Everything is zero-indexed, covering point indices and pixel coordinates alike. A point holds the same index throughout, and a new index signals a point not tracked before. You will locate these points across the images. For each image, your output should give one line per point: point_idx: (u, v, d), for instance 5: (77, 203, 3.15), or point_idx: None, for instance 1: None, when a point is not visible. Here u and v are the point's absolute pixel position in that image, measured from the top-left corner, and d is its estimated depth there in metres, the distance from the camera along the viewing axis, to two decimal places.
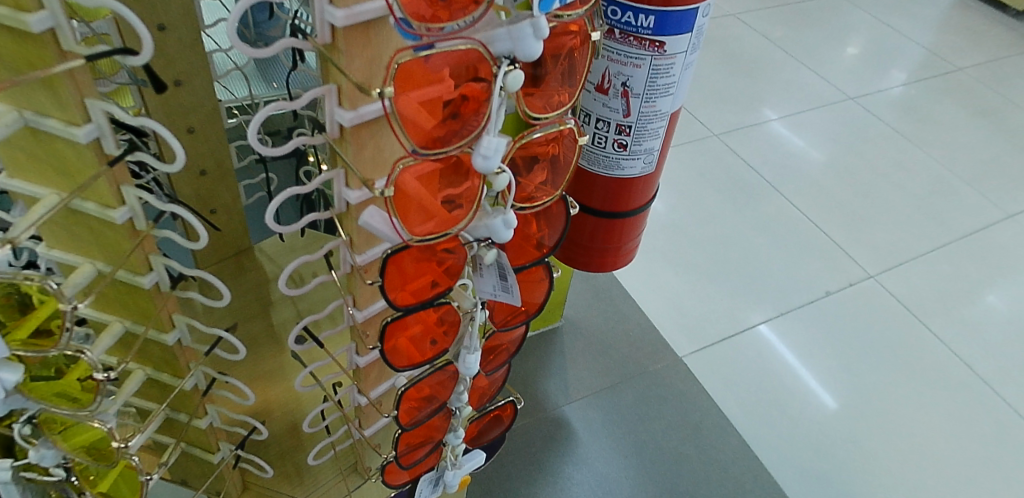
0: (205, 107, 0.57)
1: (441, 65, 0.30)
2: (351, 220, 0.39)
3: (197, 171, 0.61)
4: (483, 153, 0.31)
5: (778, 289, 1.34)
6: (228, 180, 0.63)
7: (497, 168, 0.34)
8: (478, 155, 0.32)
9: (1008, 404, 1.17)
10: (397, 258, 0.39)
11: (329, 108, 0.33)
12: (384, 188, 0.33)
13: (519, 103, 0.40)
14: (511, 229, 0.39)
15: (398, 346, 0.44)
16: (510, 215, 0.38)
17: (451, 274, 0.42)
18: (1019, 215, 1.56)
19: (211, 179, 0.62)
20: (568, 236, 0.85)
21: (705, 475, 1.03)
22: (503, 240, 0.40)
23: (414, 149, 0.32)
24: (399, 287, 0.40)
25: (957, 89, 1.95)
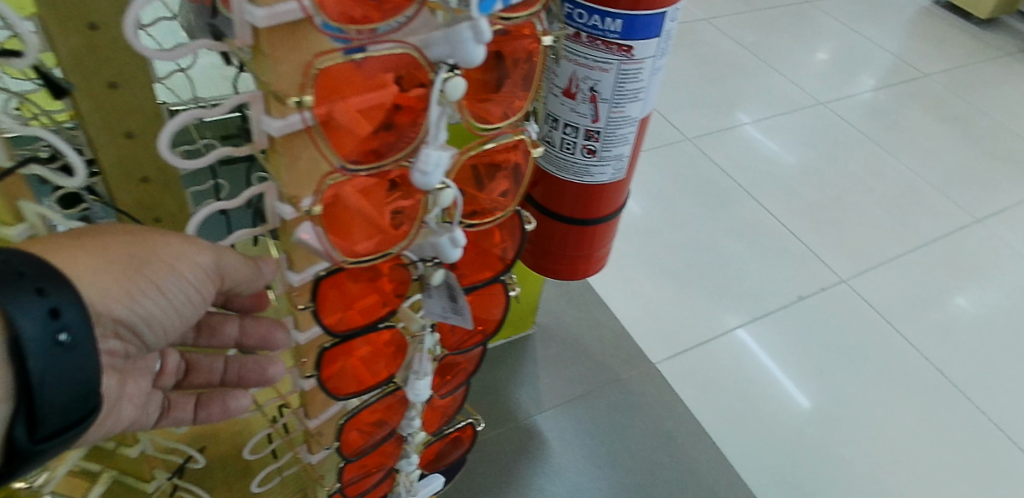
0: (146, 111, 0.52)
1: (374, 69, 0.28)
2: (288, 238, 0.36)
3: (139, 177, 0.56)
4: (421, 168, 0.29)
5: (751, 294, 1.33)
6: (173, 187, 0.58)
7: (440, 183, 0.32)
8: (416, 171, 0.30)
9: (980, 407, 1.18)
10: (335, 277, 0.37)
11: (256, 116, 0.31)
12: (312, 206, 0.32)
13: (464, 112, 0.37)
14: (459, 248, 0.36)
15: (345, 368, 0.42)
16: (456, 232, 0.35)
17: (397, 293, 0.40)
18: (987, 220, 1.57)
19: (154, 186, 0.57)
20: (537, 243, 0.83)
21: (678, 483, 1.02)
22: (452, 261, 0.37)
23: (342, 164, 0.31)
24: (337, 314, 0.38)
25: (924, 95, 1.98)
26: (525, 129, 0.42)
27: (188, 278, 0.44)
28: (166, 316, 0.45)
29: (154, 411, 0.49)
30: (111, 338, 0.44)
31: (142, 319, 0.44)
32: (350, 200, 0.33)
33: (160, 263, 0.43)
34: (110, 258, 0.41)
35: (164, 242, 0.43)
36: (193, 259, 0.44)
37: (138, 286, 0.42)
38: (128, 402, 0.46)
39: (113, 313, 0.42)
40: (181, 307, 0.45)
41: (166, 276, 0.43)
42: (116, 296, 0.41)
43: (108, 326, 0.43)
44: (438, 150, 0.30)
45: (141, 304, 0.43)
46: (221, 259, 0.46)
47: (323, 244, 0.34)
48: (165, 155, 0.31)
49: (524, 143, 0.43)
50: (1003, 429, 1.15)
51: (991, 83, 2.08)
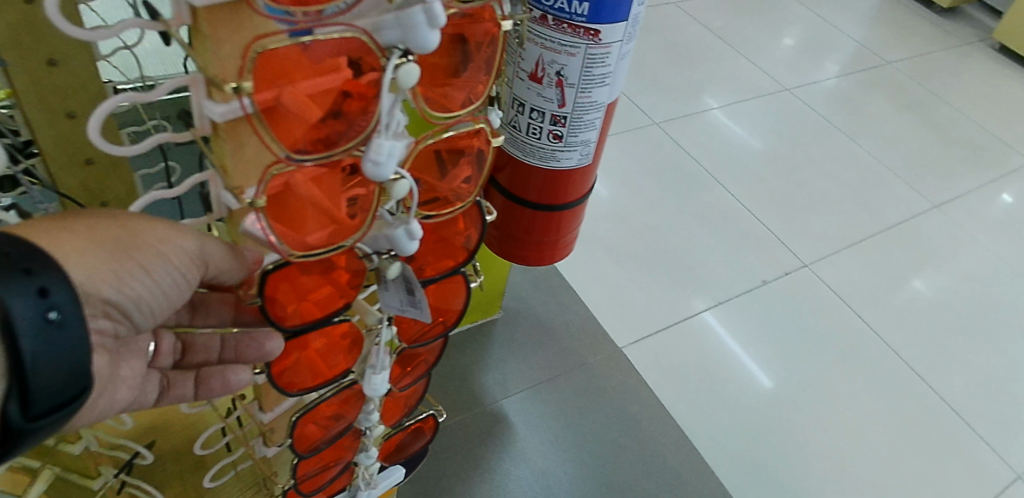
0: (89, 88, 0.44)
1: (322, 54, 0.27)
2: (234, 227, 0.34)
3: (83, 159, 0.48)
4: (373, 158, 0.29)
5: (716, 278, 1.35)
6: (123, 170, 0.51)
7: (394, 174, 0.32)
8: (368, 161, 0.29)
9: (931, 387, 1.22)
10: (284, 272, 0.35)
11: (197, 100, 0.29)
12: (255, 199, 0.30)
13: (417, 98, 0.36)
14: (415, 240, 0.36)
15: (299, 359, 0.41)
16: (414, 225, 0.35)
17: (352, 285, 0.39)
18: (943, 205, 1.62)
19: (101, 170, 0.50)
20: (503, 228, 0.82)
21: (643, 465, 1.03)
22: (410, 254, 0.36)
23: (287, 154, 0.29)
24: (291, 313, 0.37)
25: (886, 82, 2.02)
26: (484, 117, 0.41)
27: (177, 265, 0.38)
28: (156, 301, 0.39)
29: (150, 390, 0.44)
30: (99, 321, 0.38)
31: (132, 303, 0.38)
32: (298, 189, 0.32)
33: (145, 246, 0.37)
34: (93, 237, 0.35)
35: (148, 223, 0.37)
36: (181, 244, 0.38)
37: (124, 269, 0.36)
38: (117, 388, 0.41)
39: (99, 296, 0.36)
40: (173, 293, 0.40)
41: (153, 261, 0.37)
42: (100, 280, 0.36)
43: (95, 310, 0.37)
44: (392, 140, 0.29)
45: (128, 289, 0.37)
46: (209, 246, 0.39)
47: (268, 234, 0.32)
48: (93, 136, 0.29)
49: (484, 131, 0.42)
50: (953, 408, 1.20)
51: (950, 71, 2.13)
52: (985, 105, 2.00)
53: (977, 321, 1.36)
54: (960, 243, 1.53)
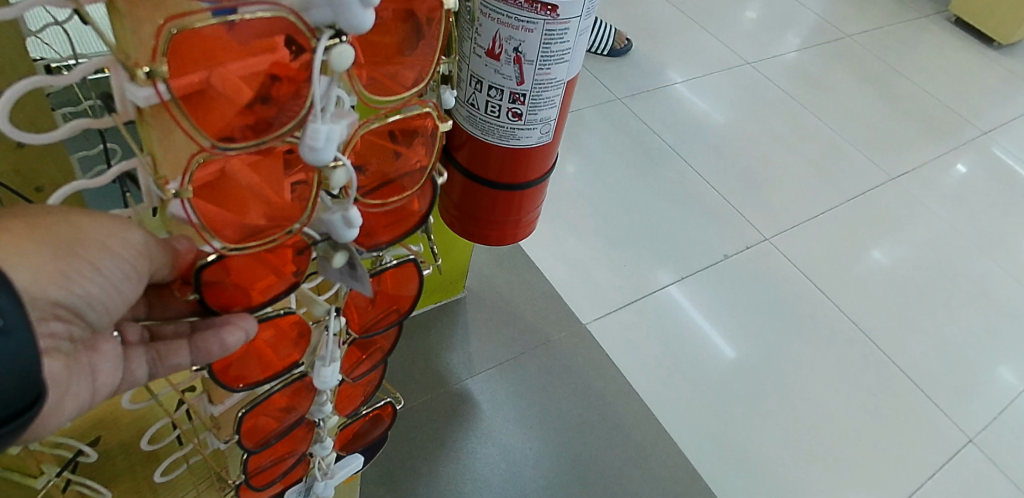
0: (18, 67, 0.40)
1: (248, 35, 0.26)
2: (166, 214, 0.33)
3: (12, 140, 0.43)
4: (310, 143, 0.28)
5: (680, 253, 1.36)
6: (60, 152, 0.46)
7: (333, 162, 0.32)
8: (305, 146, 0.29)
9: (885, 353, 1.26)
10: (221, 263, 0.34)
11: (118, 84, 0.27)
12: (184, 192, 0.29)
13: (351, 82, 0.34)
14: (353, 227, 0.34)
15: (247, 352, 0.40)
16: (353, 213, 0.34)
17: (295, 270, 0.37)
18: (899, 178, 1.66)
19: (32, 155, 0.45)
20: (463, 208, 0.80)
21: (608, 439, 1.05)
22: (351, 241, 0.35)
23: (212, 143, 0.28)
24: (238, 303, 0.37)
25: (845, 56, 2.04)
26: (432, 100, 0.40)
27: (132, 256, 0.32)
28: (110, 300, 0.32)
29: (137, 366, 0.36)
30: (51, 326, 0.31)
31: (85, 305, 0.32)
32: None
33: (91, 239, 0.31)
34: (28, 232, 0.29)
35: (86, 214, 0.31)
36: (130, 232, 0.32)
37: (73, 265, 0.30)
38: (94, 377, 0.34)
39: (48, 299, 0.30)
40: (130, 290, 0.33)
41: (102, 256, 0.31)
42: (47, 279, 0.29)
43: (43, 316, 0.30)
44: (328, 124, 0.28)
45: (78, 288, 0.31)
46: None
47: (202, 228, 0.31)
48: (4, 125, 0.27)
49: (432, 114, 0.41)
50: (906, 373, 1.24)
51: (907, 43, 2.17)
52: (940, 78, 2.05)
53: (930, 289, 1.41)
54: (916, 213, 1.57)
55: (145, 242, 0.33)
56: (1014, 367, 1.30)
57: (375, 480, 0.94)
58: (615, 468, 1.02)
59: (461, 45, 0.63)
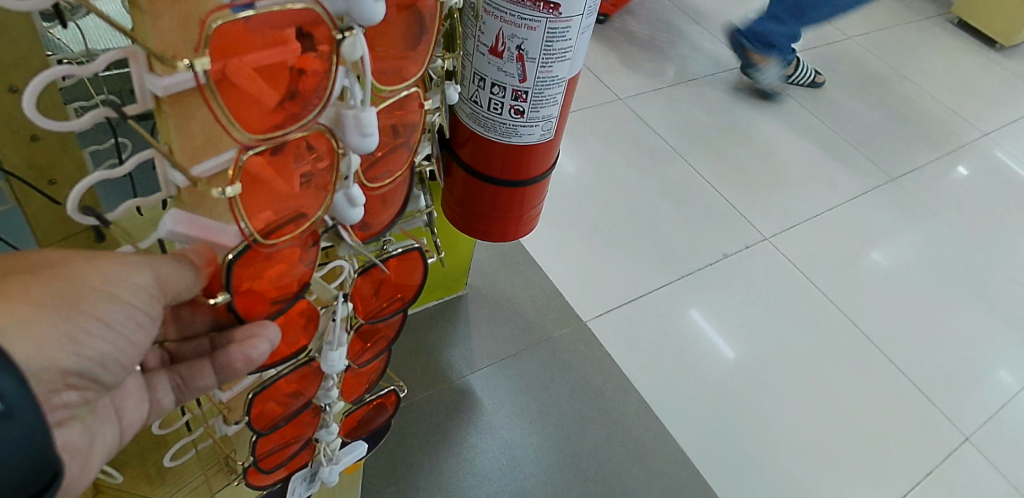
0: (32, 63, 0.40)
1: (266, 29, 0.27)
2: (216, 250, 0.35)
3: (26, 134, 0.43)
4: (362, 132, 0.33)
5: (681, 252, 1.37)
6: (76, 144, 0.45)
7: (341, 150, 0.34)
8: (356, 134, 0.33)
9: (883, 353, 1.27)
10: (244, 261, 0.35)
11: (137, 73, 0.27)
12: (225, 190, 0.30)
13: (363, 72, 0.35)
14: (358, 205, 0.38)
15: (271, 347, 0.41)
16: (353, 190, 0.37)
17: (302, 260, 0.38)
18: (900, 179, 1.67)
19: (48, 148, 0.44)
20: (467, 204, 0.81)
21: (608, 436, 1.06)
22: (352, 220, 0.38)
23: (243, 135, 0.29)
24: (248, 302, 0.37)
25: (845, 57, 2.05)
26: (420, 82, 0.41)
27: (138, 304, 0.35)
28: (122, 351, 0.36)
29: (163, 394, 0.42)
30: (64, 395, 0.35)
31: (95, 365, 0.35)
32: (252, 168, 0.32)
33: (91, 293, 0.33)
34: (34, 300, 0.32)
35: (90, 264, 0.34)
36: (133, 279, 0.34)
37: (79, 327, 0.33)
38: (120, 417, 0.40)
39: (56, 367, 0.33)
40: (138, 336, 0.36)
41: (109, 309, 0.34)
42: (55, 346, 0.33)
43: (55, 385, 0.34)
44: (369, 113, 0.33)
45: (87, 349, 0.34)
46: (160, 270, 0.34)
47: (238, 214, 0.32)
48: (28, 110, 0.28)
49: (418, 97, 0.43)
50: (906, 375, 1.25)
51: (908, 45, 2.18)
52: (942, 80, 2.06)
53: (930, 289, 1.42)
54: (915, 215, 1.58)
55: (151, 285, 0.35)
56: (1013, 368, 1.31)
57: (376, 476, 0.95)
58: (614, 463, 1.03)
59: (464, 43, 0.64)
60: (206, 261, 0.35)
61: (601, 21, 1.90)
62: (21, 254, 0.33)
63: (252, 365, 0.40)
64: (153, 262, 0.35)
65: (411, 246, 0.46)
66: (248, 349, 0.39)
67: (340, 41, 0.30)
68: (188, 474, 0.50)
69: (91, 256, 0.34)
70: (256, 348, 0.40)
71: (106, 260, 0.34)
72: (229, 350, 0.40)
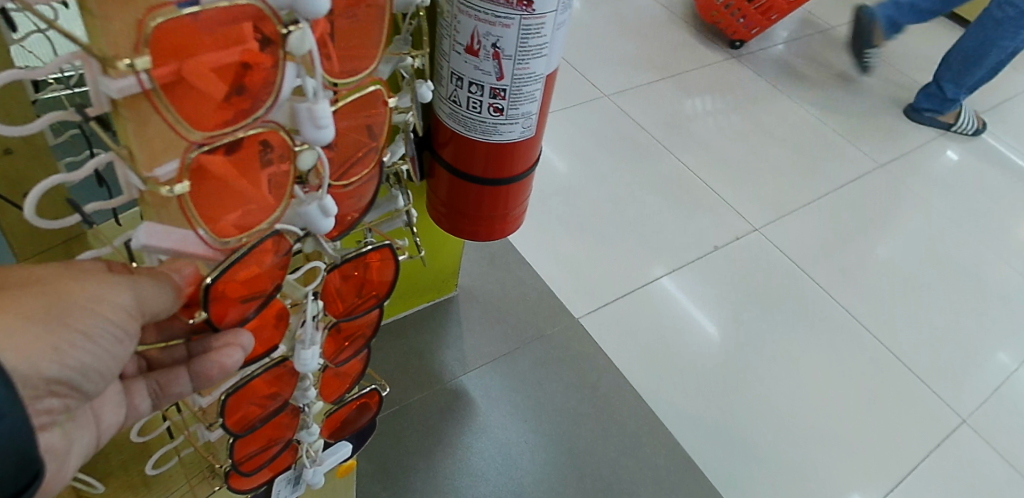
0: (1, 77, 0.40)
1: (213, 27, 0.28)
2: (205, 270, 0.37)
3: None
4: (317, 123, 0.33)
5: (672, 246, 1.37)
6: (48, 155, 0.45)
7: (297, 144, 0.35)
8: (311, 125, 0.33)
9: (877, 340, 1.27)
10: (226, 279, 0.36)
11: (91, 77, 0.27)
12: (174, 188, 0.31)
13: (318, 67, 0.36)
14: (330, 216, 0.38)
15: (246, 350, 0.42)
16: (324, 201, 0.38)
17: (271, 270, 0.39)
18: (888, 165, 1.67)
19: (22, 161, 0.44)
20: (451, 205, 0.81)
21: (603, 431, 1.06)
22: (324, 230, 0.39)
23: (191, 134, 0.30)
24: (229, 311, 0.39)
25: (831, 47, 2.06)
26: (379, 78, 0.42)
27: (120, 322, 0.35)
28: (104, 364, 0.36)
29: (140, 400, 0.42)
30: (47, 402, 0.35)
31: (77, 375, 0.35)
32: (211, 168, 0.32)
33: (76, 308, 0.34)
34: (19, 312, 0.32)
35: (78, 281, 0.34)
36: (116, 298, 0.34)
37: (63, 340, 0.33)
38: (97, 422, 0.40)
39: (39, 377, 0.33)
40: (119, 351, 0.36)
41: (92, 324, 0.34)
42: (39, 356, 0.32)
43: (39, 395, 0.34)
44: (323, 106, 0.33)
45: (70, 359, 0.34)
46: (140, 289, 0.35)
47: (194, 219, 0.33)
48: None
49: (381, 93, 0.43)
50: (901, 360, 1.25)
51: (893, 32, 2.19)
52: (929, 66, 2.06)
53: (925, 274, 1.42)
54: (906, 201, 1.58)
55: (133, 304, 0.35)
56: (1011, 349, 1.31)
57: (369, 478, 0.95)
58: (609, 459, 1.03)
59: (441, 42, 0.64)
60: (189, 281, 0.36)
61: (736, 45, 1.95)
62: (12, 271, 0.34)
63: (226, 372, 0.41)
64: (125, 279, 0.35)
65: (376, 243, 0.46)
66: (222, 357, 0.40)
67: (286, 35, 0.30)
68: (176, 481, 0.50)
69: (79, 276, 0.35)
70: (232, 355, 0.40)
71: (94, 279, 0.35)
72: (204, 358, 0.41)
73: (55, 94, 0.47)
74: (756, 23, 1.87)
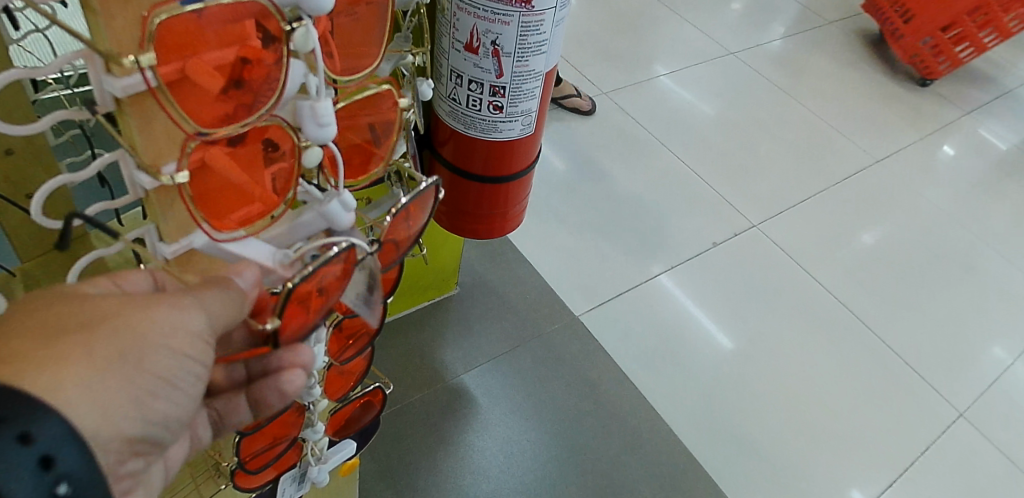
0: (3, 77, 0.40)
1: (217, 24, 0.28)
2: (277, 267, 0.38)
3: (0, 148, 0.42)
4: (320, 120, 0.33)
5: (670, 243, 1.37)
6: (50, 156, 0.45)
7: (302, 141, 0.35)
8: (313, 123, 0.33)
9: (875, 335, 1.28)
10: (310, 286, 0.36)
11: (94, 75, 0.27)
12: (176, 174, 0.31)
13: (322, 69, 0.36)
14: (350, 209, 0.40)
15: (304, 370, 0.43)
16: (346, 196, 0.39)
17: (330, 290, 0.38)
18: (885, 160, 1.68)
19: (23, 162, 0.44)
20: (451, 203, 0.81)
21: (604, 428, 1.06)
22: (347, 226, 0.41)
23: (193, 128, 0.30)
24: (292, 324, 0.37)
25: (827, 43, 2.06)
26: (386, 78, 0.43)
27: (195, 354, 0.35)
28: (179, 407, 0.36)
29: (203, 431, 0.43)
30: (130, 463, 0.36)
31: (158, 428, 0.35)
32: (215, 162, 0.32)
33: (148, 345, 0.33)
34: (93, 362, 0.32)
35: (147, 313, 0.34)
36: (188, 326, 0.34)
37: (143, 388, 0.34)
38: (166, 461, 0.41)
39: (122, 437, 0.33)
40: (194, 389, 0.37)
41: (168, 359, 0.34)
42: (122, 412, 0.33)
43: (122, 456, 0.34)
44: (328, 101, 0.33)
45: (150, 410, 0.34)
46: (209, 306, 0.35)
47: (196, 215, 0.33)
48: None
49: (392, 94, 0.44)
50: (899, 354, 1.25)
51: None
52: None
53: (922, 269, 1.42)
54: (904, 196, 1.59)
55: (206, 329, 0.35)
56: (1007, 343, 1.31)
57: (373, 478, 0.95)
58: (611, 456, 1.03)
59: (441, 40, 0.64)
60: (250, 285, 0.37)
61: (926, 83, 1.96)
62: (76, 306, 0.33)
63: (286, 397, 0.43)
64: (190, 297, 0.35)
65: (427, 183, 0.46)
66: (284, 382, 0.42)
67: (290, 31, 0.31)
68: (177, 484, 0.50)
69: (146, 306, 0.34)
70: (290, 378, 0.42)
71: (162, 306, 0.34)
72: (267, 380, 0.42)
73: (55, 95, 0.47)
74: (949, 57, 1.89)
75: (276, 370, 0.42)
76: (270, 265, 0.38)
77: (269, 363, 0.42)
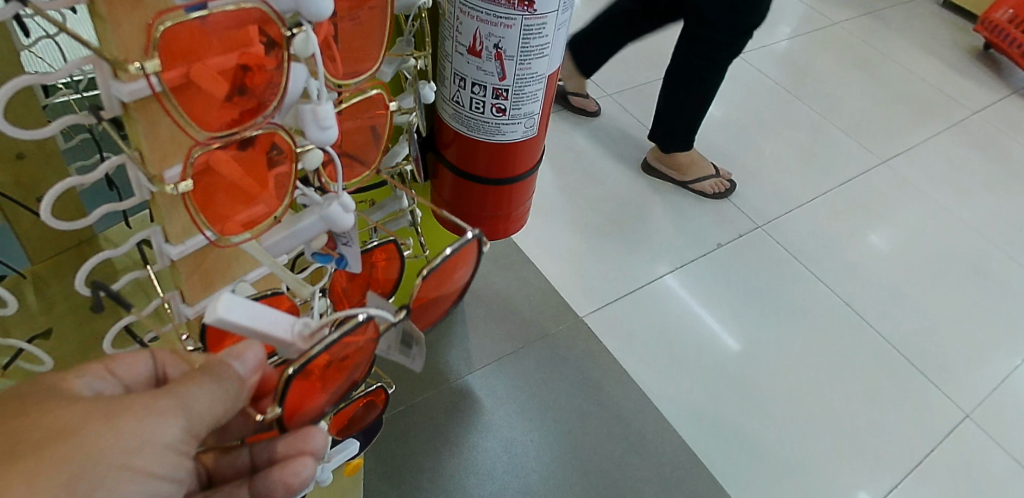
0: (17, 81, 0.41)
1: (220, 31, 0.28)
2: (273, 270, 0.38)
3: (12, 151, 0.44)
4: (320, 125, 0.34)
5: (675, 244, 1.37)
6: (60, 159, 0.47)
7: (304, 145, 0.36)
8: (314, 127, 0.34)
9: (882, 336, 1.27)
10: (315, 366, 0.37)
11: (101, 81, 0.28)
12: (179, 184, 0.32)
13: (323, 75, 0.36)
14: (350, 212, 0.40)
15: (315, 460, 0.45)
16: (344, 197, 0.39)
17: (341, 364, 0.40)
18: (891, 160, 1.67)
19: (34, 164, 0.46)
20: (455, 205, 0.82)
21: (607, 429, 1.06)
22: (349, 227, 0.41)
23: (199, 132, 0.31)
24: (298, 398, 0.39)
25: (833, 43, 2.06)
26: (382, 81, 0.43)
27: (162, 470, 0.38)
28: None
29: None
30: None
31: None
32: (218, 166, 0.33)
33: (112, 462, 0.36)
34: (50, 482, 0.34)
35: (120, 426, 0.37)
36: (158, 439, 0.38)
37: None
38: None
39: None
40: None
41: (127, 477, 0.37)
42: None
43: None
44: (328, 105, 0.34)
45: None
46: (188, 413, 0.39)
47: (199, 220, 0.34)
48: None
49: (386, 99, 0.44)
50: (904, 354, 1.25)
51: (893, 28, 2.19)
52: (933, 62, 2.06)
53: (929, 269, 1.42)
54: (911, 196, 1.58)
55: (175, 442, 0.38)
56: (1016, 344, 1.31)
57: (378, 477, 0.96)
58: (615, 456, 1.03)
59: (444, 43, 0.65)
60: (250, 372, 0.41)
61: None
62: (51, 418, 0.36)
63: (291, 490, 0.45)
64: (181, 403, 0.39)
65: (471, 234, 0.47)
66: (290, 475, 0.45)
67: (291, 37, 0.31)
68: None
69: (118, 420, 0.37)
70: (294, 473, 0.45)
71: (135, 420, 0.38)
72: (273, 470, 0.45)
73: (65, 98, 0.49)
74: None
75: (285, 457, 0.45)
76: (291, 339, 0.37)
77: (278, 449, 0.45)
